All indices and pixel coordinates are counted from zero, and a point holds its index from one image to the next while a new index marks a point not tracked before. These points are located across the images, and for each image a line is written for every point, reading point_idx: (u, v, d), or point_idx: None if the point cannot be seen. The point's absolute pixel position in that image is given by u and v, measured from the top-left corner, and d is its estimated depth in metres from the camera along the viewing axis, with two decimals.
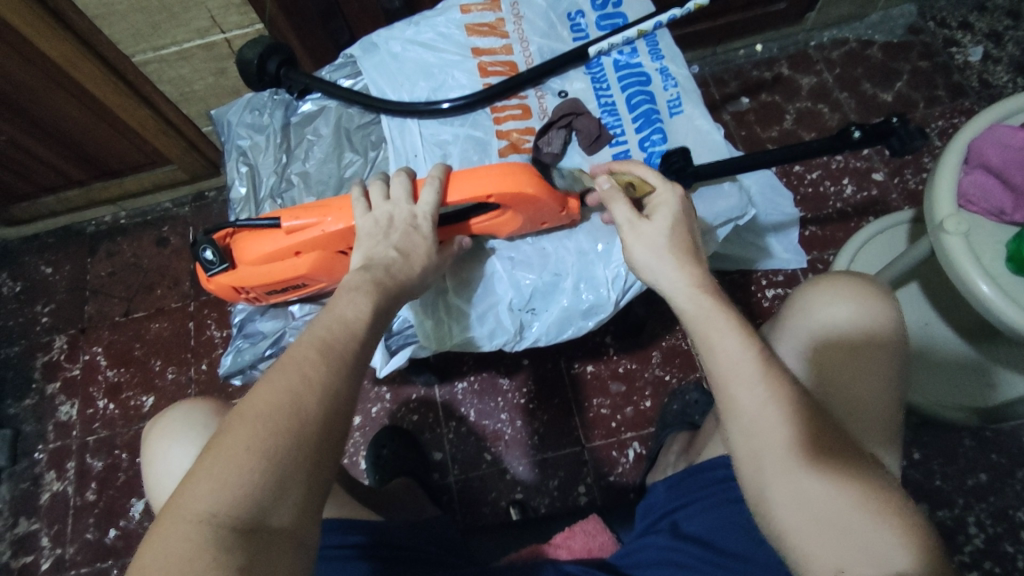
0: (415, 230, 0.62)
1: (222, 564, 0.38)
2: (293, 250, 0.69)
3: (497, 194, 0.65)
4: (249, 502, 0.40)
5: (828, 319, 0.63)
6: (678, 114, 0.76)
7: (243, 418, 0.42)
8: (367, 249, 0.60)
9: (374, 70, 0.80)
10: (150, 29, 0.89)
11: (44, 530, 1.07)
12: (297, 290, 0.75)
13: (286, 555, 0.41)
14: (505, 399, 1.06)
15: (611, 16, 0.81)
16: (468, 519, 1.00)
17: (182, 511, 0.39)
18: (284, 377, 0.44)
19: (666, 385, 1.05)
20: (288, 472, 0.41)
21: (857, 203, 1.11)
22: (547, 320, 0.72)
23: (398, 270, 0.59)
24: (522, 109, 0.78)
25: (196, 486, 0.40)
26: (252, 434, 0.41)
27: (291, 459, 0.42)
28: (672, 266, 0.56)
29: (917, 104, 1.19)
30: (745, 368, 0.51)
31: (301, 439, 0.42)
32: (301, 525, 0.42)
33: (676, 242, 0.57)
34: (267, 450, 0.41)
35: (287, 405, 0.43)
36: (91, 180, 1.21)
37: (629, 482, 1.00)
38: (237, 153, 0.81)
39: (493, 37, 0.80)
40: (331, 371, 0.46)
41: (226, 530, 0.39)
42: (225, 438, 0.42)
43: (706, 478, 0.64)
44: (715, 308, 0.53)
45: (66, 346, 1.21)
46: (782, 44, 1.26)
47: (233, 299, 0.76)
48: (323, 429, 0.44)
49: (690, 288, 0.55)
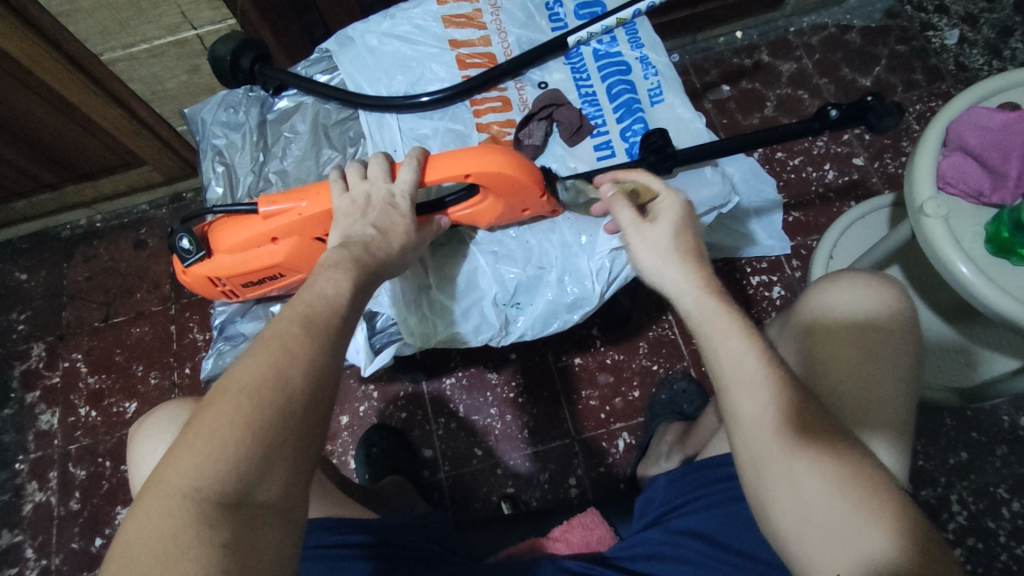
0: (393, 208, 0.62)
1: (208, 539, 0.36)
2: (269, 236, 0.68)
3: (476, 174, 0.64)
4: (234, 475, 0.38)
5: (828, 312, 0.65)
6: (659, 103, 0.75)
7: (226, 393, 0.41)
8: (345, 229, 0.59)
9: (351, 65, 0.78)
10: (118, 26, 0.87)
11: (27, 541, 1.05)
12: (274, 282, 0.74)
13: (274, 532, 0.39)
14: (494, 394, 1.05)
15: (589, 5, 0.80)
16: (460, 514, 1.00)
17: (163, 488, 0.38)
18: (267, 352, 0.44)
19: (654, 374, 1.05)
20: (275, 447, 0.40)
21: (838, 187, 1.12)
22: (532, 314, 0.72)
23: (377, 249, 0.58)
24: (502, 101, 0.77)
25: (179, 462, 0.38)
26: (237, 408, 0.40)
27: (277, 433, 0.41)
28: (677, 269, 0.56)
29: (895, 87, 1.19)
30: (749, 369, 0.51)
31: (287, 412, 0.42)
32: (289, 500, 0.41)
33: (680, 245, 0.58)
34: (252, 423, 0.40)
35: (272, 378, 0.42)
36: (63, 183, 1.18)
37: (620, 472, 1.00)
38: (213, 152, 0.79)
39: (471, 28, 0.78)
40: (315, 345, 0.46)
41: (211, 505, 0.37)
42: (208, 413, 0.40)
43: (706, 475, 0.64)
44: (719, 310, 0.54)
45: (45, 353, 1.18)
46: (762, 30, 1.26)
47: (209, 292, 0.75)
48: (309, 404, 0.43)
49: (695, 289, 0.55)
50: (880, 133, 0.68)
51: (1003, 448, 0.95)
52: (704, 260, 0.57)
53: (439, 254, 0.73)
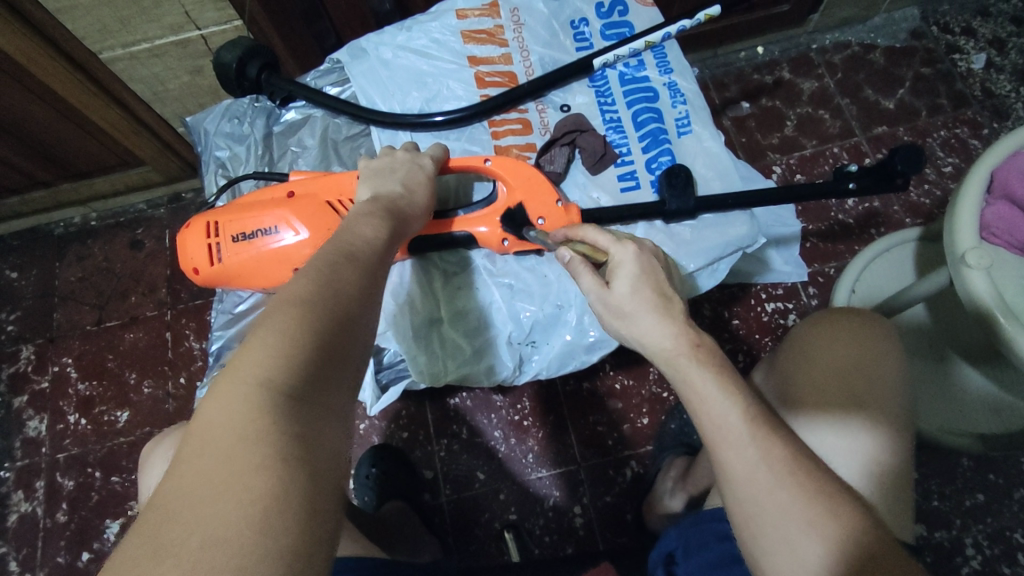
0: (419, 167, 0.62)
1: (279, 428, 0.34)
2: (288, 191, 0.68)
3: (495, 159, 0.66)
4: (301, 373, 0.37)
5: (801, 348, 0.66)
6: (686, 134, 0.71)
7: (289, 301, 0.40)
8: (374, 184, 0.59)
9: (363, 78, 0.74)
10: (118, 24, 0.84)
11: (11, 553, 1.02)
12: (260, 244, 0.66)
13: (335, 434, 0.37)
14: (498, 416, 1.03)
15: (616, 25, 0.74)
16: (461, 541, 0.97)
17: (237, 376, 0.36)
18: (316, 270, 0.43)
19: (664, 402, 1.02)
20: (336, 357, 0.39)
21: (858, 215, 1.09)
22: (548, 353, 0.68)
23: (405, 202, 0.58)
24: (522, 123, 0.73)
25: (251, 354, 0.37)
26: (300, 311, 0.39)
27: (337, 340, 0.40)
28: (649, 322, 0.51)
29: (920, 112, 1.16)
30: (733, 427, 0.47)
31: (342, 324, 0.41)
32: (344, 409, 0.39)
33: (643, 299, 0.51)
34: (315, 327, 0.39)
35: (325, 291, 0.42)
36: (58, 180, 1.14)
37: (626, 503, 0.97)
38: (216, 165, 0.76)
39: (491, 45, 0.74)
40: (360, 273, 0.45)
41: (279, 395, 0.35)
42: (273, 314, 0.39)
43: (711, 530, 0.61)
44: (691, 368, 0.49)
45: (34, 356, 1.15)
46: (784, 46, 1.22)
47: (193, 248, 0.67)
48: (358, 317, 0.43)
49: (664, 348, 0.50)
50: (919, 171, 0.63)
51: (1020, 491, 0.93)
52: (674, 304, 0.52)
53: (451, 284, 0.70)
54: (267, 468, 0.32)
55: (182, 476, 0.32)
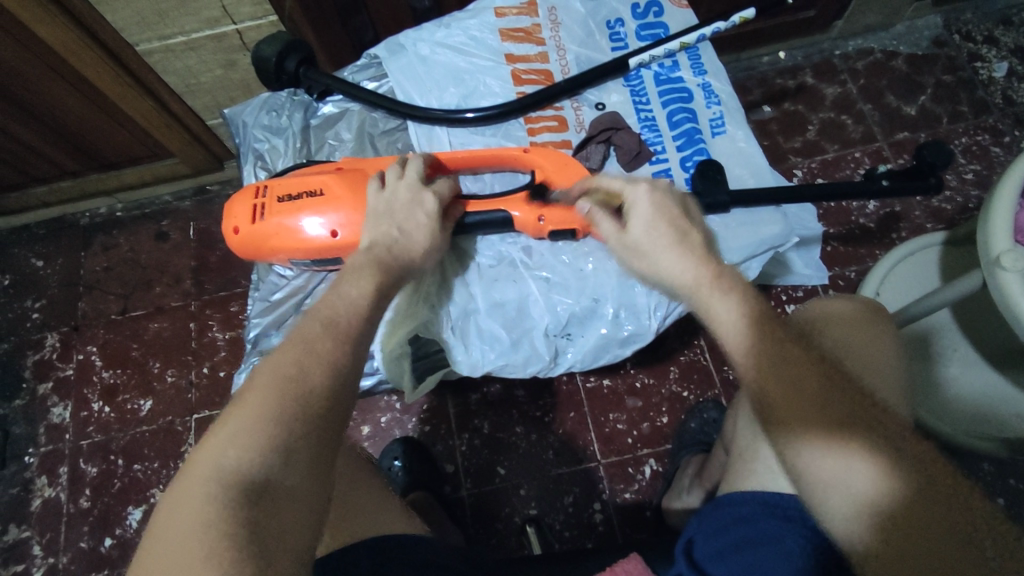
0: (420, 204, 0.64)
1: (228, 522, 0.39)
2: (335, 165, 0.70)
3: (533, 147, 0.70)
4: (258, 465, 0.42)
5: (843, 344, 0.60)
6: (720, 135, 0.72)
7: (257, 387, 0.45)
8: (372, 228, 0.62)
9: (400, 74, 0.76)
10: (156, 17, 0.85)
11: (34, 537, 1.03)
12: (303, 206, 0.66)
13: (291, 515, 0.42)
14: (519, 411, 1.03)
15: (652, 26, 0.75)
16: (481, 535, 0.98)
17: (199, 470, 0.41)
18: (291, 349, 0.48)
19: (684, 401, 1.03)
20: (298, 440, 0.44)
21: (880, 219, 1.09)
22: (582, 346, 0.69)
23: (401, 249, 0.60)
24: (558, 120, 0.74)
25: (214, 447, 0.42)
26: (263, 400, 0.44)
27: (299, 426, 0.44)
28: (664, 251, 0.54)
29: (941, 119, 1.17)
30: (757, 338, 0.47)
31: (306, 406, 0.45)
32: (309, 487, 0.43)
33: (660, 232, 0.55)
34: (277, 416, 0.44)
35: (291, 373, 0.46)
36: (86, 170, 1.15)
37: (645, 500, 0.98)
38: (254, 157, 0.77)
39: (528, 44, 0.75)
40: (333, 346, 0.49)
41: (235, 488, 0.41)
42: (241, 404, 0.44)
43: (730, 514, 0.57)
44: (707, 284, 0.51)
45: (59, 344, 1.16)
46: (806, 52, 1.23)
47: (240, 207, 0.68)
48: (326, 395, 0.46)
49: (681, 271, 0.53)
50: (948, 164, 0.64)
51: None
52: (690, 235, 0.54)
53: (489, 277, 0.71)
54: (212, 559, 0.38)
55: (149, 560, 0.38)
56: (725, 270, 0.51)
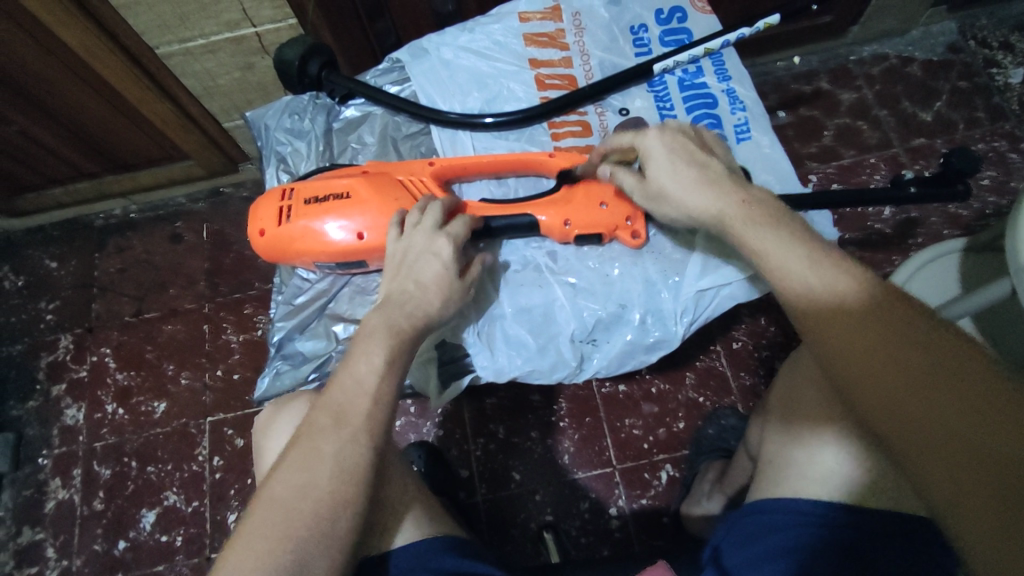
0: (436, 256, 0.62)
1: None
2: (361, 170, 0.70)
3: (558, 154, 0.72)
4: None
5: None
6: (745, 141, 0.71)
7: (266, 503, 0.49)
8: (389, 285, 0.61)
9: (424, 78, 0.75)
10: (177, 20, 0.84)
11: (48, 540, 1.03)
12: (330, 209, 0.66)
13: None
14: (535, 417, 1.03)
15: (675, 32, 0.75)
16: (498, 540, 0.97)
17: None
18: (299, 453, 0.51)
19: (700, 407, 1.02)
20: (309, 546, 0.47)
21: (896, 225, 1.09)
22: (608, 353, 0.69)
23: (417, 306, 0.60)
24: (582, 125, 0.74)
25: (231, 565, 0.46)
26: (272, 517, 0.48)
27: (309, 536, 0.47)
28: (689, 191, 0.58)
29: (957, 125, 1.17)
30: (795, 269, 0.50)
31: (316, 516, 0.48)
32: None
33: (681, 171, 0.58)
34: (289, 533, 0.47)
35: (301, 485, 0.49)
36: (102, 172, 1.16)
37: (662, 505, 0.98)
38: (277, 160, 0.77)
39: (552, 48, 0.75)
40: (340, 443, 0.51)
41: None
42: (251, 522, 0.48)
43: (759, 521, 0.57)
44: (738, 216, 0.55)
45: (73, 345, 1.16)
46: (822, 57, 1.23)
47: (265, 210, 0.68)
48: (335, 498, 0.49)
49: (709, 205, 0.57)
50: (974, 173, 0.64)
51: None
52: (713, 167, 0.58)
53: (515, 282, 0.71)
54: None
55: None
56: (747, 197, 0.55)
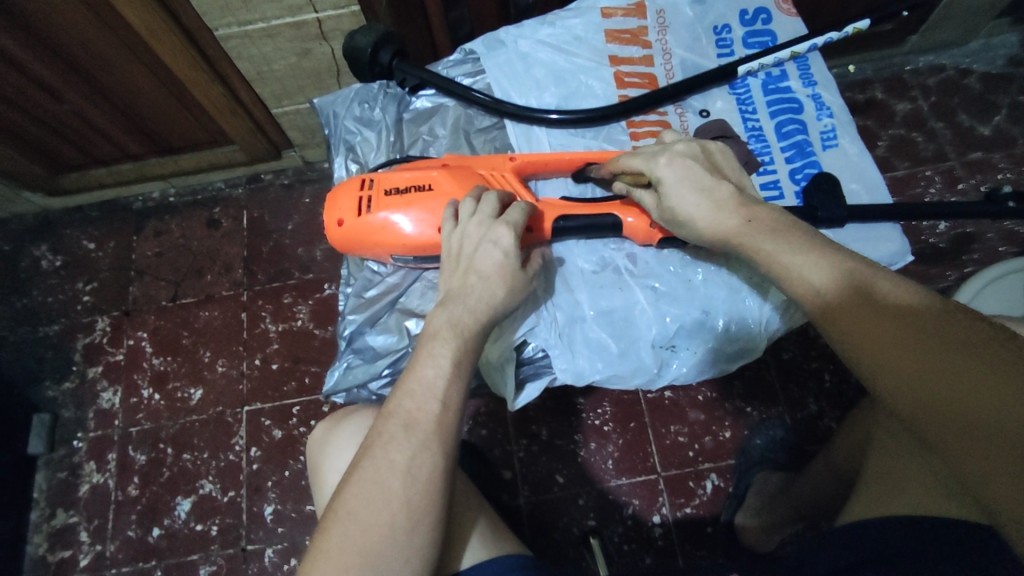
0: (495, 245, 0.60)
1: None
2: (440, 163, 0.69)
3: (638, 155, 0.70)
4: None
5: None
6: (831, 148, 0.70)
7: (339, 518, 0.47)
8: (448, 280, 0.60)
9: (498, 69, 0.74)
10: (240, 2, 0.81)
11: (82, 523, 1.02)
12: (412, 199, 0.65)
13: None
14: (580, 420, 1.02)
15: (759, 34, 0.73)
16: (539, 544, 0.96)
17: None
18: (368, 464, 0.49)
19: (747, 416, 1.01)
20: (385, 555, 0.46)
21: (950, 239, 1.08)
22: (689, 359, 0.68)
23: (478, 299, 0.58)
24: (662, 125, 0.72)
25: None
26: (348, 531, 0.47)
27: (387, 548, 0.46)
28: (700, 216, 0.58)
29: (1016, 140, 1.15)
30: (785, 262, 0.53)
31: (393, 526, 0.47)
32: None
33: (693, 202, 0.59)
34: (366, 547, 0.46)
35: (375, 495, 0.48)
36: (146, 154, 1.14)
37: (706, 515, 0.96)
38: (346, 149, 0.75)
39: (634, 46, 0.74)
40: (411, 451, 0.50)
41: None
42: (326, 539, 0.47)
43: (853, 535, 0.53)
44: (740, 232, 0.56)
45: (109, 328, 1.14)
46: (878, 66, 1.22)
47: (343, 199, 0.67)
48: (407, 506, 0.48)
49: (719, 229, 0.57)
50: None
51: None
52: (720, 191, 0.58)
53: (594, 284, 0.70)
54: None
55: None
56: (760, 216, 0.55)
